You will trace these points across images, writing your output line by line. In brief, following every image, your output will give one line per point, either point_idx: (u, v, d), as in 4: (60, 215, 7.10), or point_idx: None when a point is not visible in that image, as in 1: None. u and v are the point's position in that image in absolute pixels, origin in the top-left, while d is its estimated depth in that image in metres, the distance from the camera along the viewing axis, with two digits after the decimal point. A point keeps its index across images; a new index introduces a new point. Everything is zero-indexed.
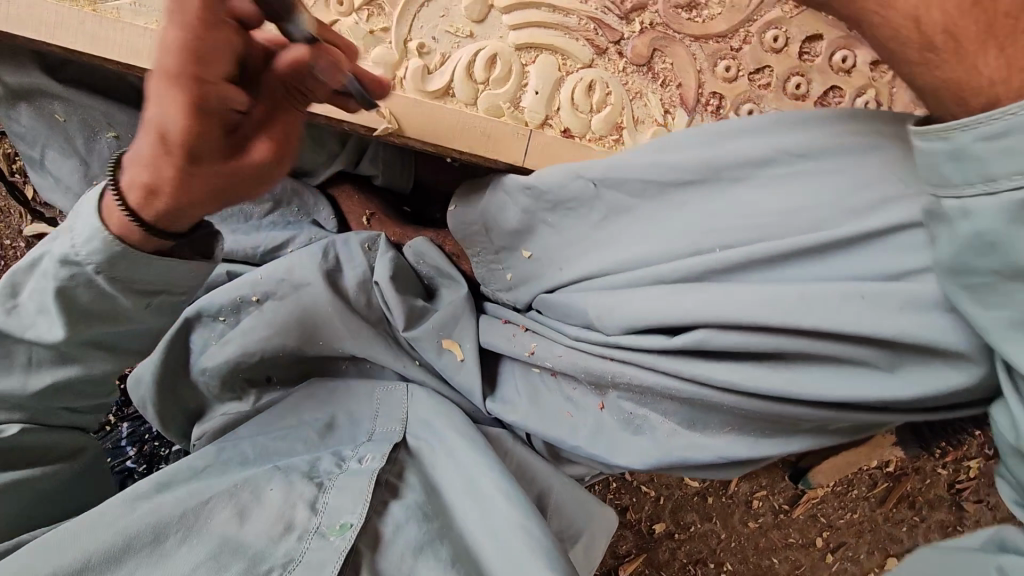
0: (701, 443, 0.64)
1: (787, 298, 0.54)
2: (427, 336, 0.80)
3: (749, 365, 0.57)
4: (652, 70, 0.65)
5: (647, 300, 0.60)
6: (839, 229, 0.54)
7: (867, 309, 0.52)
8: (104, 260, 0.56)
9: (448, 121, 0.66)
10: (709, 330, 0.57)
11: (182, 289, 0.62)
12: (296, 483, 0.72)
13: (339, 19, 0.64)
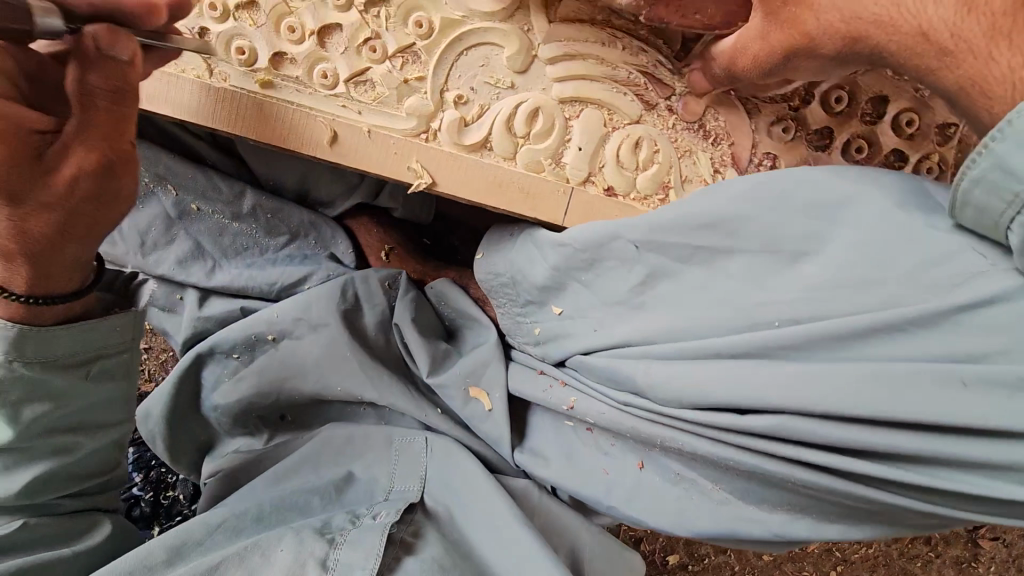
0: (754, 516, 0.59)
1: (863, 383, 0.49)
2: (453, 383, 0.77)
3: (819, 449, 0.52)
4: (704, 128, 0.62)
5: (705, 373, 0.54)
6: (923, 306, 0.49)
7: (951, 401, 0.47)
8: (10, 347, 0.57)
9: (485, 175, 0.62)
10: (776, 415, 0.52)
11: (119, 345, 0.65)
12: (306, 540, 0.70)
13: (372, 67, 0.60)
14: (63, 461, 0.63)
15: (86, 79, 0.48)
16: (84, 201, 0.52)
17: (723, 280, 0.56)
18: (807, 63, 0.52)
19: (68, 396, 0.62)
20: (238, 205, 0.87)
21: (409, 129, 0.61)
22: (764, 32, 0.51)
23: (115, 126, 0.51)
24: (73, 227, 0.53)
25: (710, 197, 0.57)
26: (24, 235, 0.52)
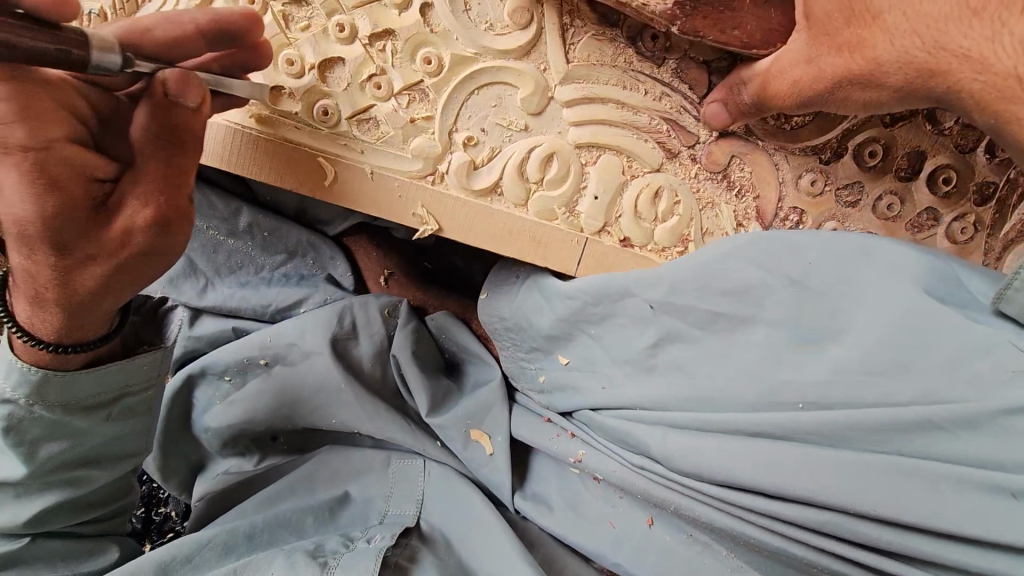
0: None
1: (884, 476, 0.48)
2: (454, 425, 0.74)
3: (833, 539, 0.51)
4: (728, 178, 0.58)
5: (714, 450, 0.53)
6: (955, 403, 0.46)
7: (975, 501, 0.45)
8: (32, 391, 0.53)
9: (495, 222, 0.58)
10: (775, 500, 0.52)
11: (142, 384, 0.60)
12: (300, 564, 0.67)
13: (376, 104, 0.55)
14: (49, 487, 0.60)
15: (150, 122, 0.45)
16: (132, 255, 0.47)
17: (742, 351, 0.53)
18: (861, 97, 0.48)
19: (87, 435, 0.58)
20: (234, 222, 0.83)
21: (414, 172, 0.57)
22: (817, 57, 0.47)
23: (174, 175, 0.47)
24: (116, 283, 0.48)
25: (728, 262, 0.54)
26: (66, 288, 0.47)
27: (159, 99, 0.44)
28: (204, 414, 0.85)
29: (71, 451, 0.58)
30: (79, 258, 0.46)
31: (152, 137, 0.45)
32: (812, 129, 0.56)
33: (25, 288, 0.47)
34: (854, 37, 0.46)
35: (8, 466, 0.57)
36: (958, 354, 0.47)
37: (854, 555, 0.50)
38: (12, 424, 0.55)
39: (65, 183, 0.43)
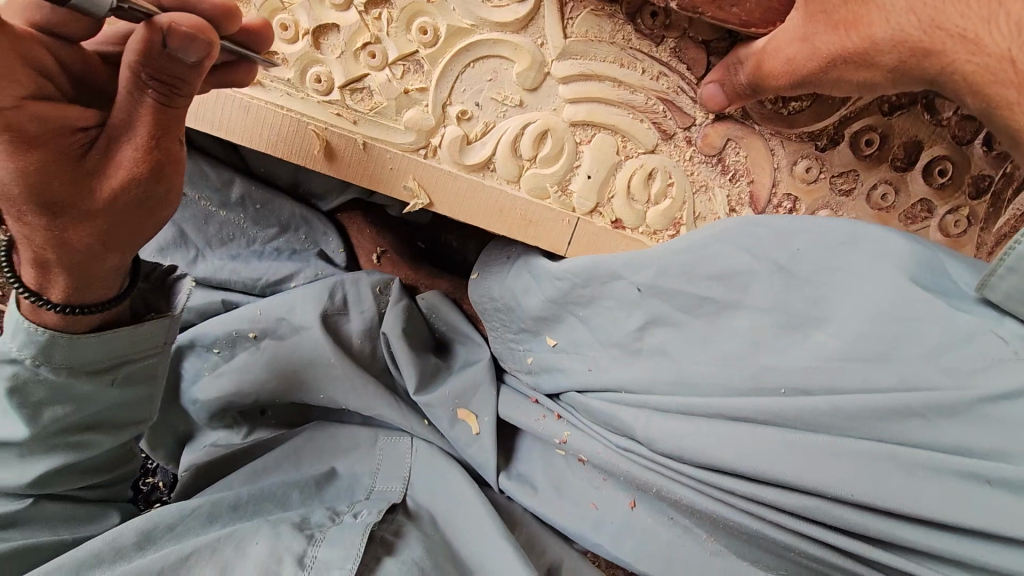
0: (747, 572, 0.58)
1: (863, 465, 0.48)
2: (442, 404, 0.74)
3: (810, 524, 0.51)
4: (723, 162, 0.57)
5: (700, 436, 0.53)
6: (936, 391, 0.46)
7: (950, 487, 0.46)
8: (38, 351, 0.52)
9: (487, 198, 0.58)
10: (755, 484, 0.52)
11: (147, 352, 0.58)
12: (285, 533, 0.67)
13: (370, 74, 0.55)
14: (53, 451, 0.59)
15: (137, 72, 0.42)
16: (128, 207, 0.47)
17: (727, 336, 0.53)
18: (854, 78, 0.47)
19: (91, 399, 0.57)
20: (226, 192, 0.82)
21: (407, 144, 0.56)
22: (811, 35, 0.47)
23: (165, 124, 0.45)
24: (114, 236, 0.48)
25: (722, 244, 0.53)
26: (65, 246, 0.47)
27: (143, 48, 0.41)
28: (193, 386, 0.84)
29: (74, 415, 0.57)
30: (72, 215, 0.45)
31: (138, 88, 0.43)
32: (808, 115, 0.55)
33: (28, 245, 0.47)
34: (851, 14, 0.45)
35: (10, 427, 0.56)
36: (945, 341, 0.47)
37: (835, 539, 0.50)
38: (16, 385, 0.54)
39: (43, 140, 0.42)
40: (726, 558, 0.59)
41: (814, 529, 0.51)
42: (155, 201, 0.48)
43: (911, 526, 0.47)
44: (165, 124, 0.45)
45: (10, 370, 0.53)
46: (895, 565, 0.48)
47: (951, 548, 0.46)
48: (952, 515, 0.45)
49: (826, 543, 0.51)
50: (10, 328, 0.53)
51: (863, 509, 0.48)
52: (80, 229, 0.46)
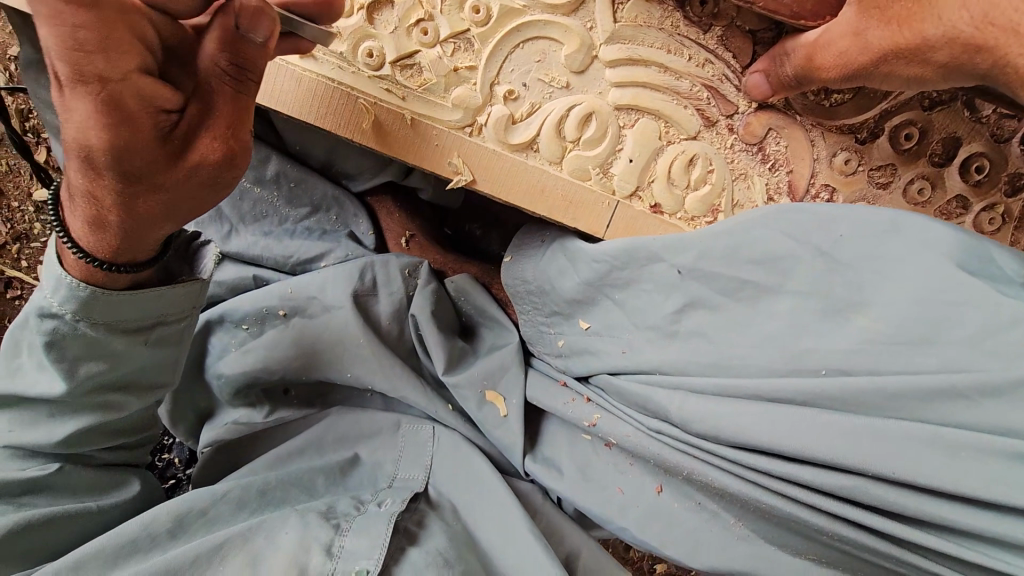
0: (774, 556, 0.60)
1: (896, 446, 0.50)
2: (470, 385, 0.75)
3: (843, 503, 0.54)
4: (763, 151, 0.58)
5: (740, 417, 0.55)
6: (984, 373, 0.48)
7: (981, 469, 0.48)
8: (77, 307, 0.53)
9: (530, 177, 0.59)
10: (783, 462, 0.55)
11: (177, 317, 0.59)
12: (312, 523, 0.69)
13: (421, 51, 0.56)
14: (82, 411, 0.61)
15: (219, 62, 0.46)
16: (199, 186, 0.49)
17: (767, 319, 0.56)
18: (905, 72, 0.48)
19: (123, 359, 0.58)
20: (261, 170, 0.83)
21: (453, 121, 0.57)
22: (863, 32, 0.48)
23: (239, 114, 0.48)
24: (176, 211, 0.50)
25: (766, 232, 0.55)
26: (133, 216, 0.48)
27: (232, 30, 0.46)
28: (218, 361, 0.85)
29: (106, 373, 0.59)
30: (145, 188, 0.46)
31: (223, 71, 0.46)
32: (849, 108, 0.56)
33: (93, 211, 0.48)
34: (903, 9, 0.46)
35: (48, 382, 0.58)
36: (985, 326, 0.49)
37: (869, 521, 0.52)
38: (54, 339, 0.55)
39: (137, 114, 0.44)
40: (755, 542, 0.60)
41: (848, 509, 0.53)
42: (219, 188, 0.50)
43: (945, 504, 0.50)
44: (240, 115, 0.48)
45: (49, 324, 0.55)
46: (932, 544, 0.51)
47: (995, 529, 0.48)
48: (987, 492, 0.47)
49: (858, 522, 0.53)
50: (52, 283, 0.53)
51: (900, 486, 0.51)
52: (146, 205, 0.48)
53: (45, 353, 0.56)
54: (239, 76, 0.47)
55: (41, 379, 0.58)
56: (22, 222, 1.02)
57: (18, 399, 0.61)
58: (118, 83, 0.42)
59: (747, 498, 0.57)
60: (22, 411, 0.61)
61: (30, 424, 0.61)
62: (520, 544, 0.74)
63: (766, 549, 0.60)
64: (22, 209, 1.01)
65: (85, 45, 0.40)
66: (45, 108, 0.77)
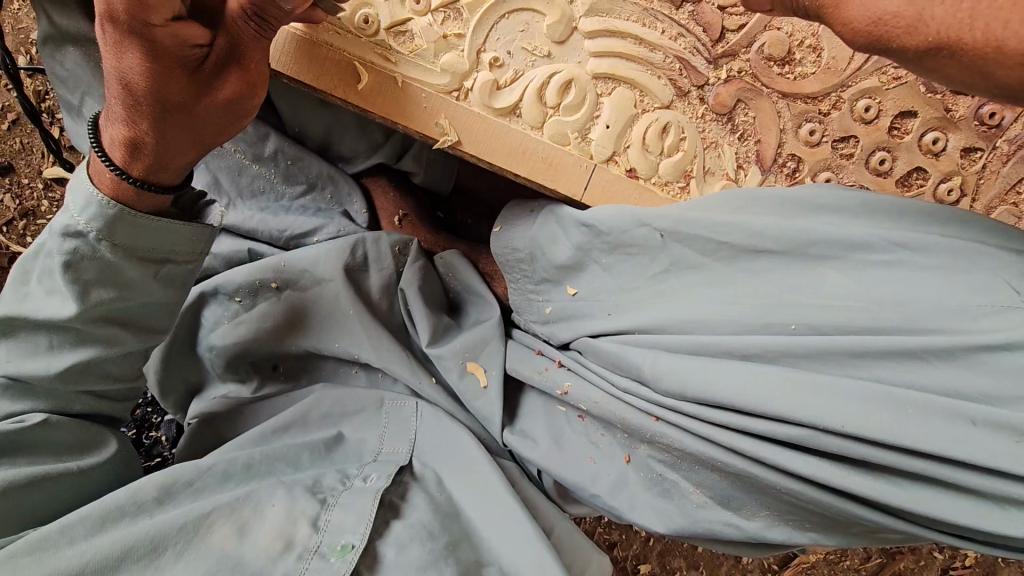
0: (731, 520, 0.59)
1: (869, 404, 0.49)
2: (453, 357, 0.77)
3: (814, 458, 0.52)
4: (732, 122, 0.62)
5: (712, 372, 0.55)
6: (940, 334, 0.49)
7: (953, 431, 0.47)
8: (104, 226, 0.59)
9: (514, 142, 0.62)
10: (734, 415, 0.55)
11: (187, 256, 0.66)
12: (299, 497, 0.70)
13: (413, 18, 0.60)
14: (83, 344, 0.65)
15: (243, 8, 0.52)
16: (222, 112, 0.59)
17: (746, 277, 0.57)
18: (959, 65, 0.43)
19: (134, 288, 0.64)
20: (260, 147, 0.86)
21: (442, 85, 0.61)
22: (925, 9, 0.43)
23: (256, 49, 0.57)
24: (204, 134, 0.60)
25: (738, 205, 0.58)
26: (162, 138, 0.57)
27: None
28: (209, 333, 0.87)
29: (115, 302, 0.63)
30: (179, 113, 0.57)
31: (246, 19, 0.53)
32: (811, 81, 0.61)
33: (128, 128, 0.57)
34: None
35: (60, 305, 0.62)
36: (944, 290, 0.50)
37: (812, 474, 0.52)
38: (72, 260, 0.60)
39: (171, 51, 0.53)
40: (712, 510, 0.60)
41: (791, 458, 0.53)
42: (240, 112, 0.61)
43: (911, 459, 0.49)
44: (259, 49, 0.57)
45: (69, 244, 0.59)
46: (912, 508, 0.49)
47: (937, 473, 0.48)
48: (932, 445, 0.47)
49: (827, 485, 0.52)
50: (80, 204, 0.59)
51: (848, 436, 0.50)
52: (178, 128, 0.57)
53: (62, 273, 0.60)
54: (258, 23, 0.53)
55: (53, 302, 0.63)
56: (29, 198, 1.05)
57: (27, 326, 0.64)
58: (157, 28, 0.51)
59: (713, 461, 0.57)
60: (22, 341, 0.65)
61: (27, 355, 0.65)
62: (505, 521, 0.73)
63: (723, 515, 0.60)
64: (31, 185, 1.05)
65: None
66: (58, 84, 0.81)
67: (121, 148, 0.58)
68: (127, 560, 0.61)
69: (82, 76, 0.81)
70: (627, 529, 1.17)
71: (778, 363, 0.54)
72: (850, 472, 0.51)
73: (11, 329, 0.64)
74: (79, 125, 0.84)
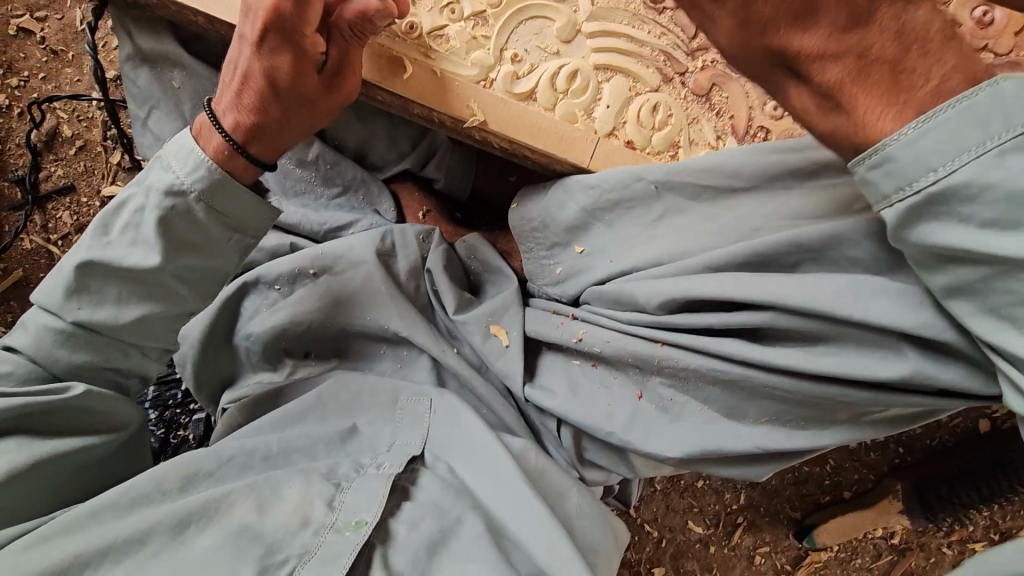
0: (738, 431, 0.66)
1: (842, 299, 0.57)
2: (476, 321, 0.84)
3: (800, 347, 0.62)
4: (710, 101, 0.77)
5: (696, 283, 0.64)
6: (889, 240, 0.59)
7: (911, 313, 0.56)
8: (206, 186, 0.69)
9: (531, 119, 0.75)
10: (719, 317, 0.65)
11: (254, 232, 0.74)
12: (314, 480, 0.70)
13: (449, 25, 0.75)
14: (147, 300, 0.71)
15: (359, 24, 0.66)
16: (333, 108, 0.73)
17: (727, 213, 0.68)
18: (770, 56, 0.51)
19: (210, 247, 0.72)
20: (304, 153, 0.99)
21: (472, 76, 0.75)
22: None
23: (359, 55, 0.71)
24: (311, 123, 0.73)
25: (723, 153, 0.69)
26: (281, 124, 0.70)
27: (367, 15, 0.65)
28: (249, 321, 0.93)
29: (191, 259, 0.71)
30: (299, 103, 0.70)
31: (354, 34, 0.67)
32: None
33: (257, 116, 0.69)
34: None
35: (145, 255, 0.69)
36: None
37: (797, 364, 0.61)
38: (169, 213, 0.68)
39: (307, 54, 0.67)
40: (716, 425, 0.67)
41: (775, 354, 0.62)
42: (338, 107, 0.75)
43: (863, 336, 0.59)
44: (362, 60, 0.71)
45: (170, 201, 0.68)
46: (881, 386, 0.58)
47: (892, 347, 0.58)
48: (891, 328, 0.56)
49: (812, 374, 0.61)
50: (188, 166, 0.69)
51: (819, 320, 0.60)
52: (297, 118, 0.71)
53: (154, 224, 0.68)
54: (358, 37, 0.68)
55: (136, 252, 0.69)
56: (86, 215, 1.17)
57: (98, 275, 0.69)
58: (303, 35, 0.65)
59: (713, 372, 0.65)
60: (89, 292, 0.69)
61: (94, 306, 0.69)
62: (516, 496, 0.74)
63: (729, 426, 0.67)
64: (89, 204, 1.17)
65: (296, 13, 0.63)
66: (130, 99, 0.93)
67: (243, 130, 0.69)
68: (153, 534, 0.62)
69: (151, 91, 0.92)
70: (640, 530, 1.18)
71: (754, 269, 0.64)
72: (822, 356, 0.60)
73: (84, 279, 0.69)
74: (143, 135, 0.96)
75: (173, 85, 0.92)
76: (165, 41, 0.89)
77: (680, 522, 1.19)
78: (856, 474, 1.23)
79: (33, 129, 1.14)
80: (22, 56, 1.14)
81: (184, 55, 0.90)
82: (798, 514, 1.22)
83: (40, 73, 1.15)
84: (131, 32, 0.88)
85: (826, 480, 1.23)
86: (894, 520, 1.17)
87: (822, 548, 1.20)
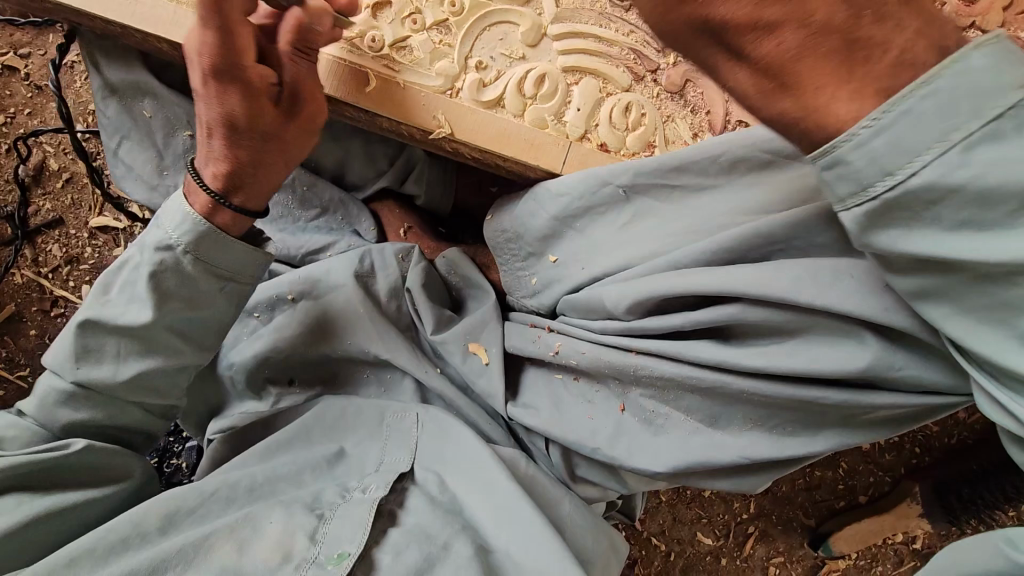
0: (719, 440, 0.63)
1: (818, 293, 0.54)
2: (454, 340, 0.81)
3: (773, 345, 0.59)
4: (685, 98, 0.75)
5: (668, 282, 0.62)
6: None
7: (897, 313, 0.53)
8: (193, 238, 0.66)
9: (498, 127, 0.72)
10: (691, 320, 0.62)
11: (250, 279, 0.72)
12: (296, 513, 0.67)
13: (411, 36, 0.73)
14: (148, 355, 0.70)
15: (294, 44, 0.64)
16: (304, 136, 0.70)
17: (695, 210, 0.65)
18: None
19: (203, 301, 0.70)
20: None
21: (436, 86, 0.72)
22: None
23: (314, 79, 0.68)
24: (289, 155, 0.70)
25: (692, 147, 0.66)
26: (259, 163, 0.67)
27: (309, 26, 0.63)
28: (231, 350, 0.91)
29: (183, 311, 0.69)
30: (271, 139, 0.67)
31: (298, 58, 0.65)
32: None
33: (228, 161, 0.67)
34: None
35: (138, 311, 0.67)
36: None
37: (767, 366, 0.58)
38: (159, 268, 0.67)
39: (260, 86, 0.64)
40: (702, 435, 0.64)
41: (749, 358, 0.59)
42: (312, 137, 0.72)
43: (835, 338, 0.56)
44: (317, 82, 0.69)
45: (160, 256, 0.66)
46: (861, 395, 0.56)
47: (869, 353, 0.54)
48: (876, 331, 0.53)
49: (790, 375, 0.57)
50: (177, 220, 0.67)
51: (801, 312, 0.56)
52: (273, 154, 0.68)
53: (146, 281, 0.67)
54: (306, 55, 0.66)
55: (131, 309, 0.68)
56: (75, 247, 1.17)
57: (97, 332, 0.68)
58: (248, 68, 0.62)
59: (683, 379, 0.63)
60: (89, 351, 0.69)
61: (94, 363, 0.69)
62: (512, 513, 0.70)
63: (712, 435, 0.64)
64: (77, 235, 1.18)
65: (227, 45, 0.61)
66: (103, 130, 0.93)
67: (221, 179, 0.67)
68: None
69: (123, 122, 0.92)
70: (648, 545, 1.14)
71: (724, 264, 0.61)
72: (793, 354, 0.58)
73: (86, 338, 0.68)
74: (117, 165, 0.95)
75: (145, 113, 0.92)
76: (134, 70, 0.89)
77: (689, 533, 1.15)
78: (871, 478, 1.18)
79: (20, 165, 1.15)
80: (7, 93, 1.15)
81: (153, 84, 0.90)
82: (812, 521, 1.18)
83: (25, 109, 1.16)
84: (99, 62, 0.88)
85: (839, 484, 1.18)
86: (915, 525, 1.12)
87: (840, 556, 1.15)
